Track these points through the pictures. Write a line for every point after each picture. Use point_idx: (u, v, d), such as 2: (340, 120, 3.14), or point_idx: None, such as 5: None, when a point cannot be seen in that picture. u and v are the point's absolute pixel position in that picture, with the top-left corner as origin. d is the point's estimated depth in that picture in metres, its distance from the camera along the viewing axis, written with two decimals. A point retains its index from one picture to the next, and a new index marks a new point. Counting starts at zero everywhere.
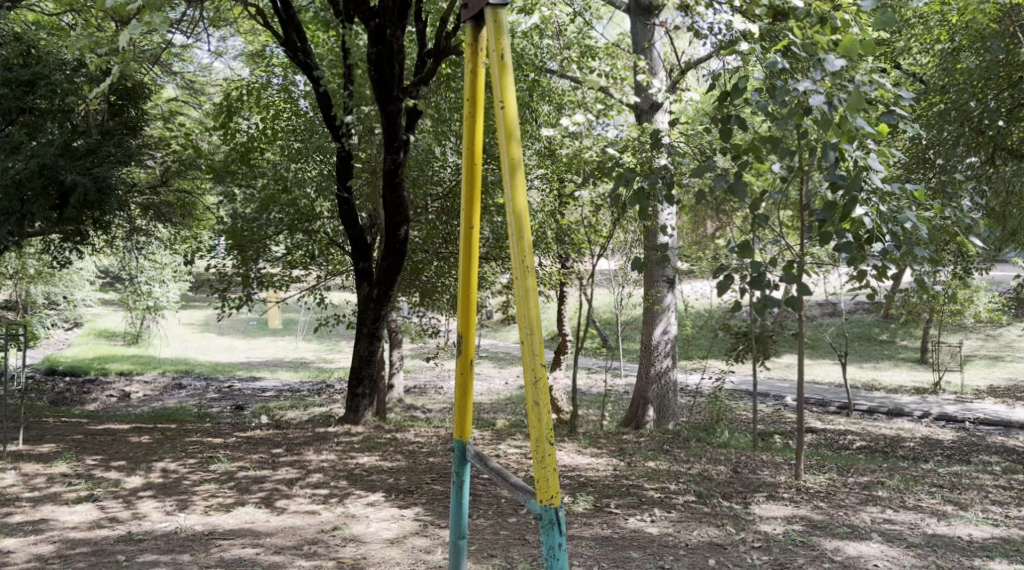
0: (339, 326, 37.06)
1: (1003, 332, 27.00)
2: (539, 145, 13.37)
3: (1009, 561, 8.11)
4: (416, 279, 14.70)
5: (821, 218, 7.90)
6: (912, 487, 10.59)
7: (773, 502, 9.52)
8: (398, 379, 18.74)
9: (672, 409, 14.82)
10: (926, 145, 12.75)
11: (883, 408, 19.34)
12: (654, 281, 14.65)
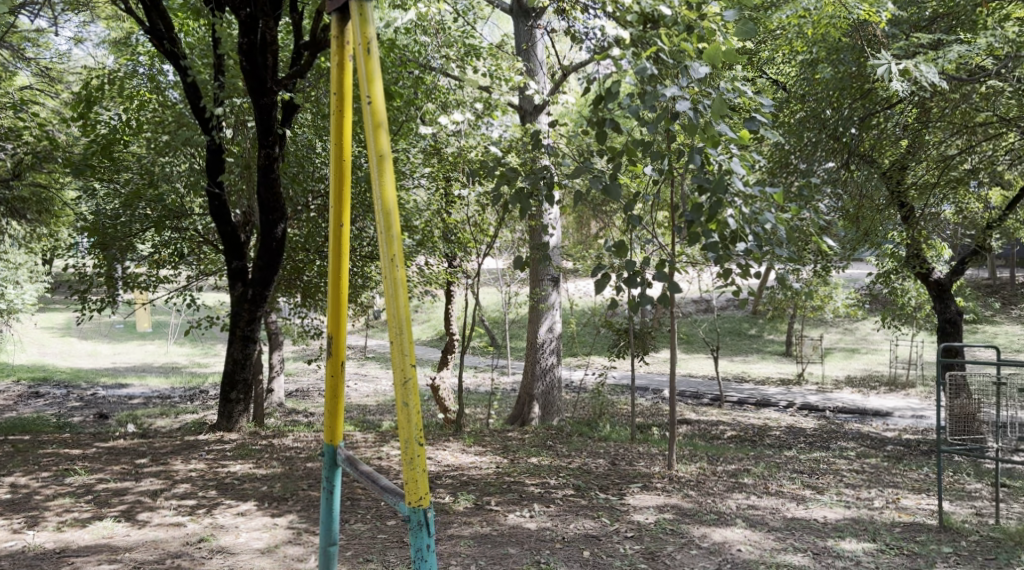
0: (212, 330, 36.52)
1: (860, 326, 28.44)
2: (425, 144, 13.52)
3: (859, 540, 8.63)
4: (297, 279, 14.64)
5: (688, 219, 8.12)
6: (775, 473, 11.27)
7: (647, 492, 10.01)
8: (278, 383, 18.65)
9: (557, 405, 15.22)
10: (788, 150, 13.54)
11: (751, 399, 20.22)
12: (540, 279, 14.98)
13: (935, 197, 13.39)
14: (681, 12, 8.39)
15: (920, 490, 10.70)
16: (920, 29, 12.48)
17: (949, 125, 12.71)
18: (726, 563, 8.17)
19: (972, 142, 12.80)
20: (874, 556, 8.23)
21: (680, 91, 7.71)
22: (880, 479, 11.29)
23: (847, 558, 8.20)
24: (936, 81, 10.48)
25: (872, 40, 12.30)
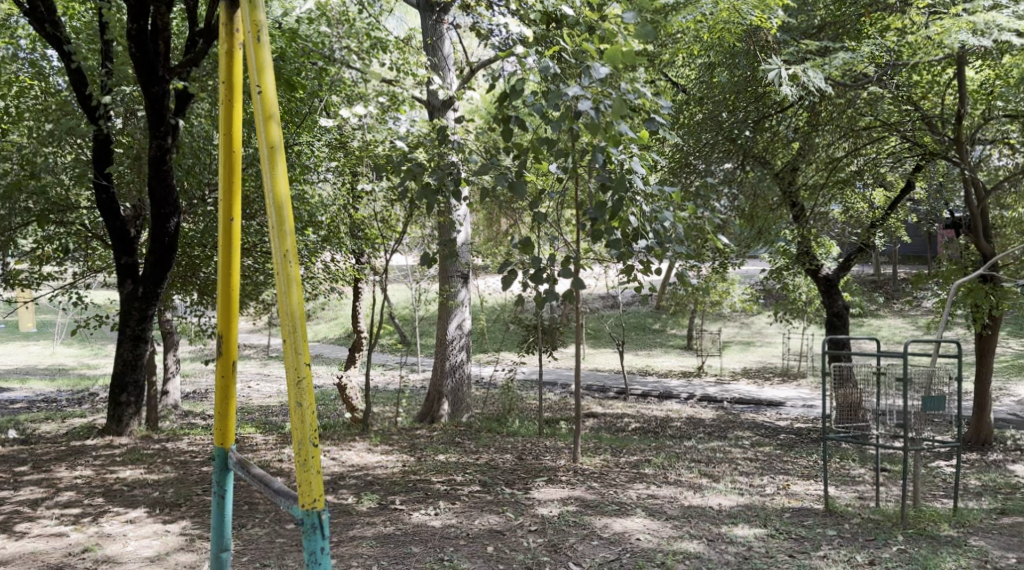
0: (103, 330, 35.74)
1: (757, 320, 29.36)
2: (330, 138, 13.24)
3: (751, 526, 8.98)
4: (194, 276, 14.29)
5: (592, 218, 8.19)
6: (674, 463, 11.67)
7: (551, 486, 10.28)
8: (174, 386, 18.25)
9: (466, 402, 15.44)
10: (686, 151, 13.70)
11: (655, 391, 20.73)
12: (449, 276, 15.14)
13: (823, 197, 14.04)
14: (583, 13, 8.52)
15: (808, 476, 11.22)
16: (810, 37, 12.95)
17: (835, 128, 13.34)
18: (625, 552, 8.36)
19: (857, 145, 13.49)
20: (764, 541, 8.57)
21: (582, 91, 7.57)
22: (772, 467, 11.79)
23: (739, 543, 8.52)
24: (823, 86, 10.88)
25: (761, 47, 12.58)
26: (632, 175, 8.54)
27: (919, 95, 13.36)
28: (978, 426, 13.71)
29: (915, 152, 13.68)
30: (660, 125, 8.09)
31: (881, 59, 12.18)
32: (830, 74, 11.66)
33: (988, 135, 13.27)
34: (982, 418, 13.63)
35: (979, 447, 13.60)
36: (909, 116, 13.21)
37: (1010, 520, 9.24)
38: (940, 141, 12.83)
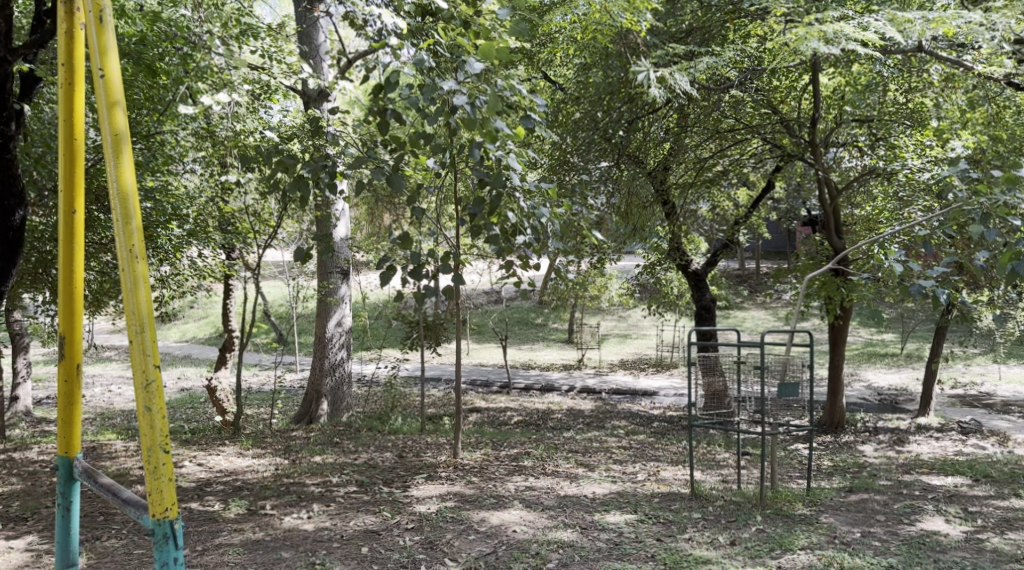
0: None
1: (633, 314, 30.20)
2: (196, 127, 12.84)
3: (622, 512, 9.38)
4: (43, 275, 13.74)
5: (471, 214, 8.25)
6: (552, 454, 12.05)
7: (430, 483, 10.48)
8: (24, 391, 17.70)
9: (345, 401, 15.53)
10: (565, 149, 13.85)
11: (537, 384, 21.15)
12: (327, 274, 15.15)
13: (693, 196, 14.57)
14: (459, 6, 8.62)
15: (676, 462, 11.73)
16: (678, 39, 13.42)
17: (701, 130, 13.89)
18: (501, 545, 8.63)
19: (723, 145, 14.05)
20: (634, 526, 8.98)
21: (458, 85, 7.61)
22: (644, 454, 12.28)
23: (611, 530, 8.90)
24: (689, 89, 11.29)
25: (632, 49, 12.93)
26: (509, 170, 8.62)
27: (777, 100, 14.04)
28: (833, 410, 14.49)
29: (775, 154, 14.33)
30: (536, 123, 8.21)
31: (742, 63, 12.74)
32: (694, 77, 12.14)
33: (841, 138, 14.07)
34: (836, 403, 14.43)
35: (833, 430, 14.40)
36: (769, 119, 13.86)
37: (857, 497, 9.87)
38: (797, 143, 13.52)
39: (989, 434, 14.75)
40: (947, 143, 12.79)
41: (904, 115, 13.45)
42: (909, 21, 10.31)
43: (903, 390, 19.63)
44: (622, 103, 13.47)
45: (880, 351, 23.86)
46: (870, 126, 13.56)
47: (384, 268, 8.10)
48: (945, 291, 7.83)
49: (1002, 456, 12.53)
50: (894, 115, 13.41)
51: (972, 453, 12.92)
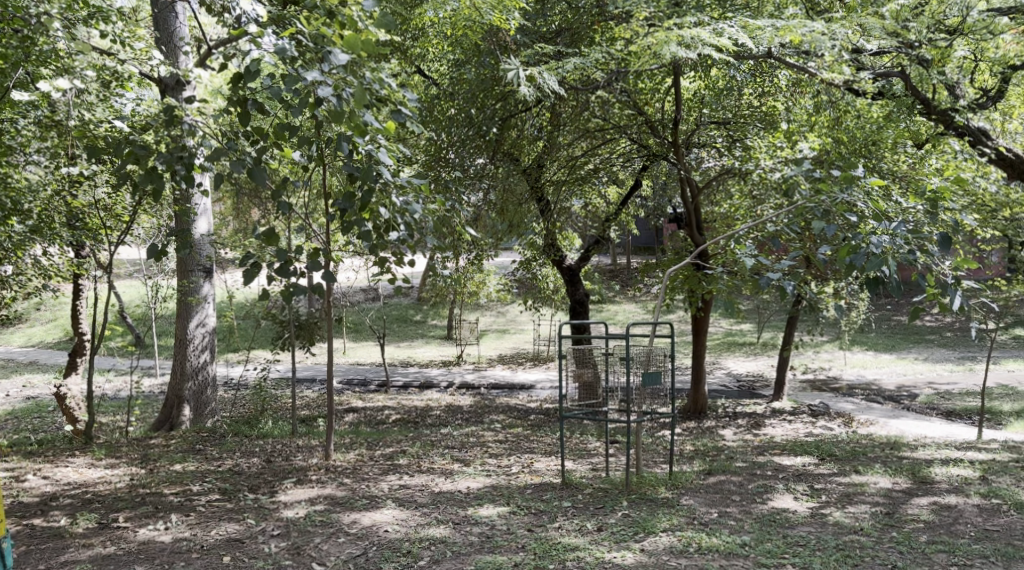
0: None
1: (511, 310, 30.71)
2: None
3: (495, 505, 9.66)
4: None
5: (341, 208, 8.40)
6: (428, 452, 12.23)
7: (300, 487, 10.37)
8: None
9: (209, 406, 14.35)
10: (440, 146, 14.04)
11: (415, 382, 21.26)
12: (188, 270, 14.05)
13: (565, 193, 14.94)
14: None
15: (549, 453, 12.12)
16: (546, 41, 13.83)
17: (572, 130, 14.27)
18: (371, 546, 8.80)
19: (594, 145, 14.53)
20: (507, 518, 9.28)
21: (322, 75, 7.83)
22: (519, 447, 12.63)
23: (483, 524, 9.17)
24: (556, 89, 11.57)
25: (501, 47, 13.29)
26: (378, 165, 8.79)
27: (642, 101, 14.49)
28: (696, 397, 15.09)
29: (642, 153, 14.83)
30: (405, 117, 8.47)
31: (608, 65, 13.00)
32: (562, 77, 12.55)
33: (699, 141, 14.32)
34: (700, 391, 15.04)
35: (697, 416, 15.01)
36: (635, 121, 14.33)
37: (715, 479, 10.39)
38: (661, 144, 14.00)
39: (838, 416, 15.61)
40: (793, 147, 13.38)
41: (757, 118, 13.99)
42: (761, 30, 11.00)
43: (761, 377, 20.52)
44: (495, 101, 13.74)
45: (740, 340, 24.83)
46: (727, 128, 14.07)
47: (249, 263, 8.27)
48: (790, 282, 8.36)
49: (849, 436, 13.30)
50: (748, 117, 13.94)
51: (823, 435, 13.67)
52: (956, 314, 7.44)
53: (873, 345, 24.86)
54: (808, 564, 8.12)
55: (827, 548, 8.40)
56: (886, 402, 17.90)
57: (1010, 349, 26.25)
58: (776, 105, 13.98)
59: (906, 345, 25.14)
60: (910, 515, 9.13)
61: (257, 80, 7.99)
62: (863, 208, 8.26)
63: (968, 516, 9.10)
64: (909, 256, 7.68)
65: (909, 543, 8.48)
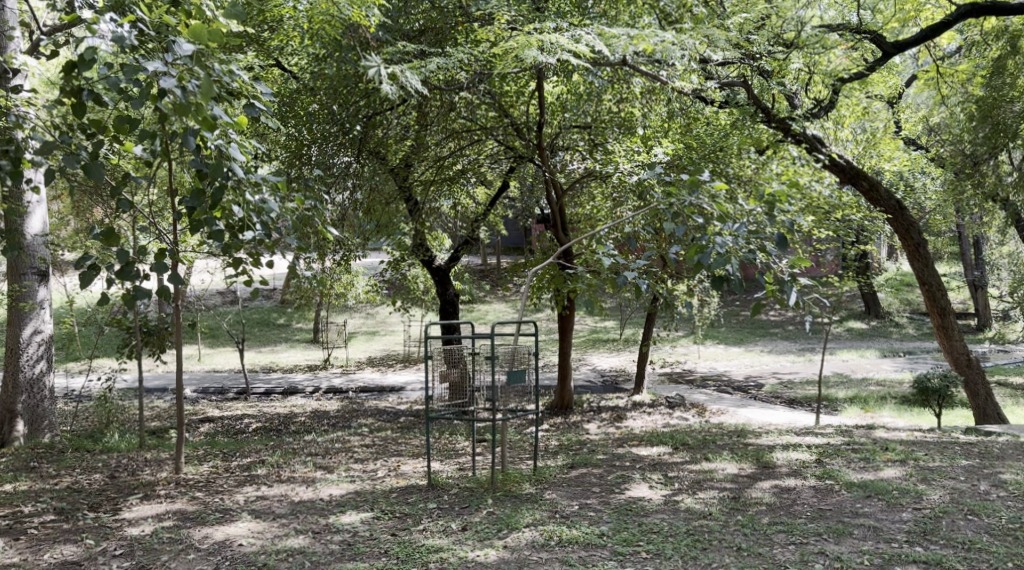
0: None
1: (379, 311, 30.86)
2: None
3: (358, 511, 9.80)
4: None
5: (189, 206, 8.22)
6: (289, 460, 12.13)
7: (146, 503, 10.26)
8: None
9: (46, 419, 13.79)
10: (303, 141, 13.55)
11: (278, 388, 20.44)
12: (21, 274, 13.52)
13: (435, 193, 15.33)
14: None
15: (416, 456, 12.36)
16: (409, 39, 13.57)
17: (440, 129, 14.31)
18: (224, 561, 8.83)
19: (461, 146, 14.70)
20: (369, 524, 9.43)
21: (166, 66, 7.61)
22: (385, 451, 12.81)
23: (345, 531, 9.31)
24: (418, 88, 11.39)
25: (363, 44, 12.74)
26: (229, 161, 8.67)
27: (507, 104, 14.73)
28: (562, 393, 15.52)
29: (509, 154, 15.11)
30: (259, 110, 8.37)
31: (471, 67, 13.08)
32: (426, 77, 12.64)
33: (563, 143, 15.05)
34: (566, 387, 15.47)
35: (563, 411, 15.42)
36: (501, 122, 14.67)
37: (578, 472, 10.76)
38: (526, 146, 14.53)
39: (692, 407, 16.35)
40: (649, 151, 13.49)
41: (617, 123, 14.72)
42: (615, 38, 11.46)
43: (624, 372, 21.14)
44: (360, 97, 13.51)
45: (603, 337, 25.53)
46: (589, 132, 14.77)
47: (87, 265, 8.08)
48: (643, 279, 8.74)
49: (701, 426, 13.92)
50: (607, 122, 14.60)
51: (679, 425, 14.30)
52: (792, 307, 8.10)
53: (723, 339, 25.98)
54: (660, 551, 8.56)
55: (678, 533, 8.85)
56: (735, 392, 18.86)
57: (847, 340, 27.94)
58: (633, 111, 14.52)
59: (753, 339, 26.41)
60: (753, 498, 9.66)
61: (93, 69, 7.88)
62: (709, 209, 8.75)
63: (805, 497, 9.67)
64: (750, 255, 8.34)
65: (752, 525, 9.00)
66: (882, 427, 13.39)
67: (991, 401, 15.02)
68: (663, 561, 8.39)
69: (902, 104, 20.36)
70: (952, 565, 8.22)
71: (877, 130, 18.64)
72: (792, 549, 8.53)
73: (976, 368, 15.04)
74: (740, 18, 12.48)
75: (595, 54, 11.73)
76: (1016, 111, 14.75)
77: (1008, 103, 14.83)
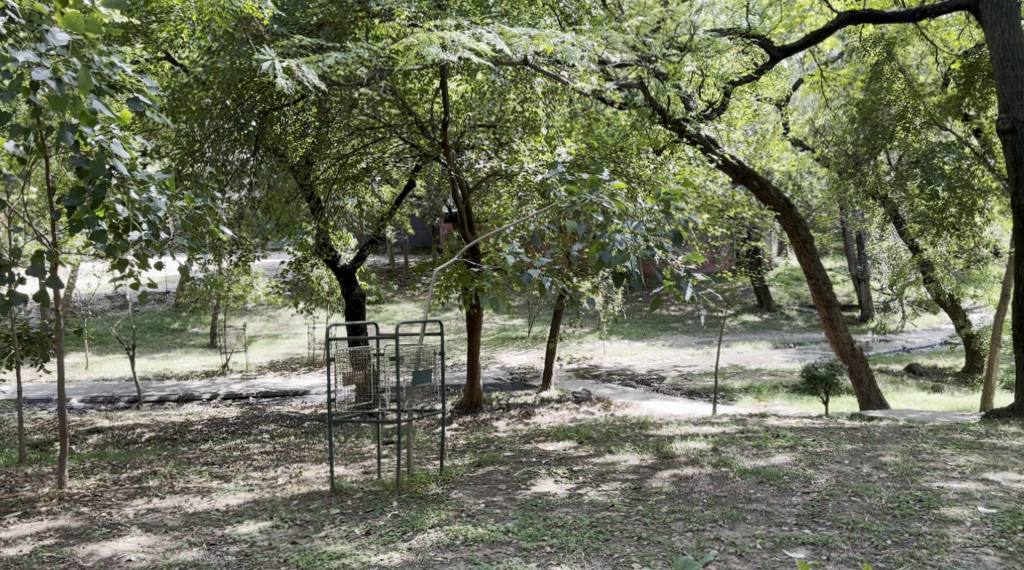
0: None
1: (280, 314, 30.54)
2: None
3: (256, 521, 9.74)
4: None
5: (68, 205, 8.15)
6: (181, 471, 11.97)
7: (27, 521, 10.04)
8: None
9: None
10: (193, 138, 13.14)
11: (173, 395, 19.87)
12: None
13: (338, 194, 14.89)
14: None
15: (319, 461, 12.35)
16: (307, 33, 13.49)
17: (342, 127, 14.00)
18: None
19: (364, 143, 14.50)
20: (268, 533, 9.39)
21: (39, 58, 7.45)
22: (287, 457, 12.74)
23: (242, 541, 9.26)
24: (315, 82, 11.23)
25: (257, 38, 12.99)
26: (111, 158, 8.56)
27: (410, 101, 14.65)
28: (472, 391, 15.59)
29: (414, 153, 14.87)
30: (142, 106, 8.29)
31: (371, 63, 12.98)
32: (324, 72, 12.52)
33: (469, 142, 14.74)
34: (475, 385, 15.54)
35: (473, 409, 15.50)
36: (406, 120, 14.46)
37: (484, 470, 10.86)
38: (431, 144, 14.37)
39: (599, 401, 16.61)
40: (552, 150, 13.42)
41: (520, 122, 14.66)
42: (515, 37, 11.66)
43: (532, 369, 21.35)
44: (254, 91, 13.28)
45: (512, 334, 25.74)
46: (493, 131, 14.65)
47: None
48: (547, 277, 8.92)
49: (604, 420, 14.15)
50: (512, 121, 14.56)
51: (585, 420, 14.52)
52: (688, 302, 8.32)
53: (627, 334, 26.40)
54: (564, 544, 8.69)
55: (581, 526, 9.00)
56: (640, 385, 19.18)
57: (743, 332, 28.61)
58: (536, 111, 14.53)
59: (655, 335, 26.88)
60: (654, 488, 9.87)
61: None
62: (609, 207, 8.97)
63: (702, 485, 9.89)
64: (648, 252, 8.53)
65: (652, 514, 9.18)
66: (775, 415, 13.75)
67: (874, 387, 15.53)
68: (567, 554, 8.53)
69: (790, 108, 21.01)
70: (837, 545, 8.51)
71: (768, 131, 19.12)
72: (689, 536, 8.73)
73: (860, 356, 15.51)
74: (638, 20, 12.81)
75: (497, 53, 11.96)
76: (893, 113, 16.02)
77: (885, 106, 16.05)
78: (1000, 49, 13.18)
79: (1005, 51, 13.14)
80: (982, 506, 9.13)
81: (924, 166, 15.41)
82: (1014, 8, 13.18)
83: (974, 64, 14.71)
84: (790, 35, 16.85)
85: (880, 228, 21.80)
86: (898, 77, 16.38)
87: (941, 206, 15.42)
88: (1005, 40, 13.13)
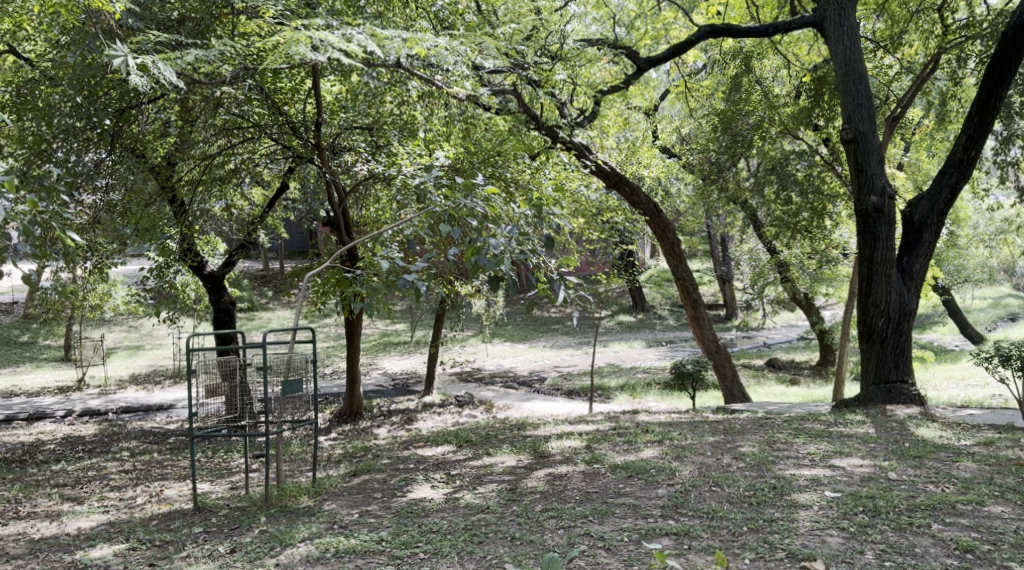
0: None
1: (141, 325, 29.77)
2: None
3: (110, 543, 9.47)
4: None
5: None
6: (30, 494, 11.53)
7: None
8: None
9: None
10: (40, 137, 12.85)
11: (22, 413, 19.06)
12: None
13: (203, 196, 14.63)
14: None
15: (182, 478, 12.08)
16: (168, 28, 13.12)
17: (206, 125, 13.69)
18: None
19: (231, 143, 14.09)
20: (124, 556, 9.15)
21: None
22: (148, 475, 12.42)
23: (96, 565, 9.00)
24: (173, 78, 10.83)
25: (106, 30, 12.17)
26: None
27: (281, 100, 14.43)
28: (352, 400, 15.43)
29: (286, 154, 14.46)
30: None
31: (235, 61, 12.52)
32: (185, 69, 12.00)
33: (344, 145, 14.61)
34: (355, 393, 15.40)
35: (353, 417, 15.34)
36: (276, 120, 13.99)
37: (360, 479, 10.75)
38: (304, 145, 13.97)
39: (480, 404, 16.65)
40: (432, 153, 13.30)
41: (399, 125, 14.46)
42: (388, 40, 11.62)
43: (413, 374, 21.29)
44: (109, 90, 13.12)
45: (392, 340, 25.70)
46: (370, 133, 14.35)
47: None
48: (423, 282, 9.31)
49: (484, 422, 14.16)
50: (389, 124, 14.32)
51: (466, 424, 14.54)
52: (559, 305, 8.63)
53: (507, 336, 26.57)
54: (438, 549, 8.67)
55: (456, 530, 8.99)
56: (520, 387, 19.26)
57: (618, 332, 29.08)
58: (414, 114, 14.36)
59: (533, 337, 27.09)
60: (529, 488, 9.90)
61: None
62: (482, 211, 9.07)
63: (576, 482, 9.96)
64: (522, 256, 8.74)
65: (527, 514, 9.21)
66: (643, 412, 13.95)
67: (737, 381, 16.02)
68: (440, 559, 8.52)
69: (657, 116, 21.54)
70: (698, 534, 8.68)
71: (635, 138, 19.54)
72: (561, 533, 8.79)
73: (723, 353, 16.05)
74: (510, 28, 13.40)
75: (369, 54, 11.83)
76: (750, 123, 16.55)
77: (743, 117, 16.53)
78: (842, 64, 13.76)
79: (846, 66, 13.72)
80: (829, 490, 9.45)
81: (778, 173, 16.19)
82: (854, 27, 13.82)
83: (822, 77, 15.60)
84: (654, 46, 17.49)
85: (739, 229, 22.52)
86: (755, 88, 16.84)
87: (794, 211, 16.36)
88: (846, 56, 13.73)
